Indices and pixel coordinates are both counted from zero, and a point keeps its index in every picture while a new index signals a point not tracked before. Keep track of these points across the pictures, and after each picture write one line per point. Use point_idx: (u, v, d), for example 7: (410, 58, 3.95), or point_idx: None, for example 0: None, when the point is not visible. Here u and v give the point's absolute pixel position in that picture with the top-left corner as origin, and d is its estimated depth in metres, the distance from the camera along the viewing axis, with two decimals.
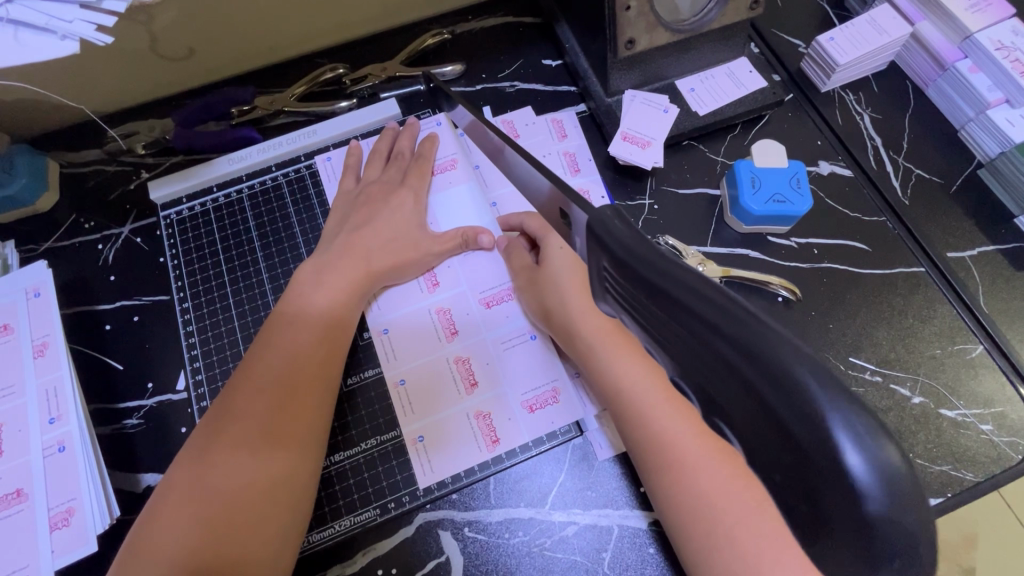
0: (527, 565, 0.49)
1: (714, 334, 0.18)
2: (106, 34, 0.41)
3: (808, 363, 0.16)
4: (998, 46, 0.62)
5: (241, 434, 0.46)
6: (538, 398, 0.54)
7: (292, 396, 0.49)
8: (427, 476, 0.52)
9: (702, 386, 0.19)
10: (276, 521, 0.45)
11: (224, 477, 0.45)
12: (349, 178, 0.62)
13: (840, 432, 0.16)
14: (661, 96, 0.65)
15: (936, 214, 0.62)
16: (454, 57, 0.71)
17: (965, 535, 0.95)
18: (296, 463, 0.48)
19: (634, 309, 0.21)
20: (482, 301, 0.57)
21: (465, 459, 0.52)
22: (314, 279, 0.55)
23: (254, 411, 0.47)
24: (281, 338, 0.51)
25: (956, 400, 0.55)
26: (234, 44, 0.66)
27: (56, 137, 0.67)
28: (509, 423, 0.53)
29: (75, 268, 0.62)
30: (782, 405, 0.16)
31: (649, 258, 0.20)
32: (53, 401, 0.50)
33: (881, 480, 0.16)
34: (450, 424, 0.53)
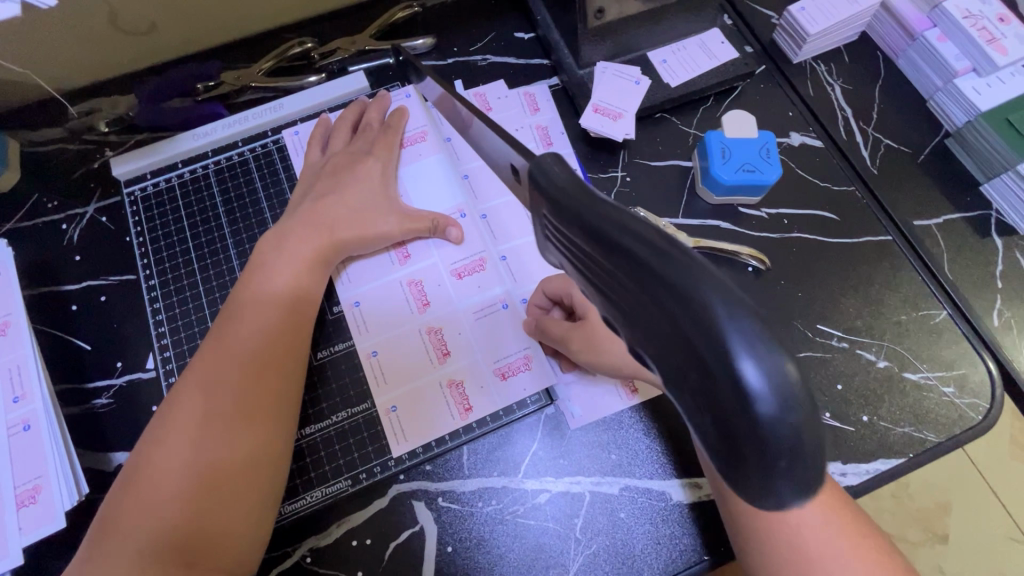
0: (500, 532, 0.50)
1: (639, 266, 0.19)
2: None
3: (720, 289, 0.18)
4: (965, 15, 0.63)
5: (213, 403, 0.46)
6: (510, 364, 0.54)
7: (264, 365, 0.49)
8: (401, 445, 0.52)
9: (632, 317, 0.21)
10: (247, 491, 0.45)
11: (196, 453, 0.45)
12: (317, 152, 0.62)
13: (736, 345, 0.18)
14: (632, 67, 0.64)
15: (904, 183, 0.63)
16: (424, 30, 0.70)
17: (938, 503, 1.01)
18: (269, 436, 0.48)
19: (574, 252, 0.22)
20: (454, 272, 0.57)
21: (440, 426, 0.52)
22: (280, 252, 0.54)
23: (223, 385, 0.47)
24: (252, 309, 0.51)
25: (920, 364, 0.56)
26: (195, 18, 0.64)
27: (13, 116, 0.65)
28: (482, 390, 0.53)
29: (38, 248, 0.60)
30: (691, 326, 0.18)
31: (581, 198, 0.21)
32: (17, 380, 0.50)
33: (764, 375, 0.18)
34: (424, 393, 0.53)
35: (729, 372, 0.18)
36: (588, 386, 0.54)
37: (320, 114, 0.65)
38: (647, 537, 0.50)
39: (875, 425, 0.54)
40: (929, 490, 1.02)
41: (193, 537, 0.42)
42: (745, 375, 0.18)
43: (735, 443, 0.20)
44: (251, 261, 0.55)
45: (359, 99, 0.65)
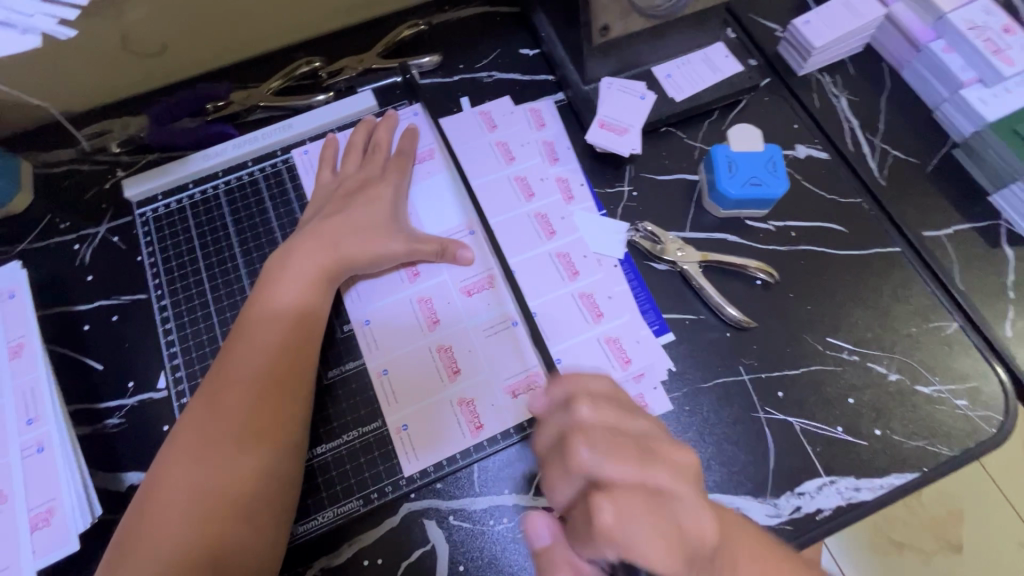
0: (512, 550, 0.50)
1: None
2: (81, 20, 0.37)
3: None
4: (970, 27, 0.63)
5: (224, 422, 0.47)
6: (521, 382, 0.54)
7: (273, 384, 0.49)
8: (413, 463, 0.52)
9: None
10: (256, 513, 0.45)
11: (210, 478, 0.45)
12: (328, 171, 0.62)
13: None
14: (637, 83, 0.65)
15: (912, 194, 0.63)
16: (430, 48, 0.71)
17: (950, 510, 1.07)
18: (279, 461, 0.48)
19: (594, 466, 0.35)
20: (464, 289, 0.57)
21: (450, 444, 0.52)
22: (287, 273, 0.54)
23: (233, 410, 0.48)
24: (260, 327, 0.52)
25: (932, 376, 0.56)
26: (205, 40, 0.66)
27: (27, 137, 0.66)
28: (492, 408, 0.53)
29: (52, 268, 0.61)
30: None
31: None
32: (30, 402, 0.49)
33: None
34: (436, 411, 0.53)
35: None
36: None
37: (328, 133, 0.65)
38: None
39: (888, 438, 0.54)
40: (940, 497, 1.08)
41: (204, 559, 0.43)
42: None
43: None
44: (260, 280, 0.55)
45: (367, 118, 0.65)
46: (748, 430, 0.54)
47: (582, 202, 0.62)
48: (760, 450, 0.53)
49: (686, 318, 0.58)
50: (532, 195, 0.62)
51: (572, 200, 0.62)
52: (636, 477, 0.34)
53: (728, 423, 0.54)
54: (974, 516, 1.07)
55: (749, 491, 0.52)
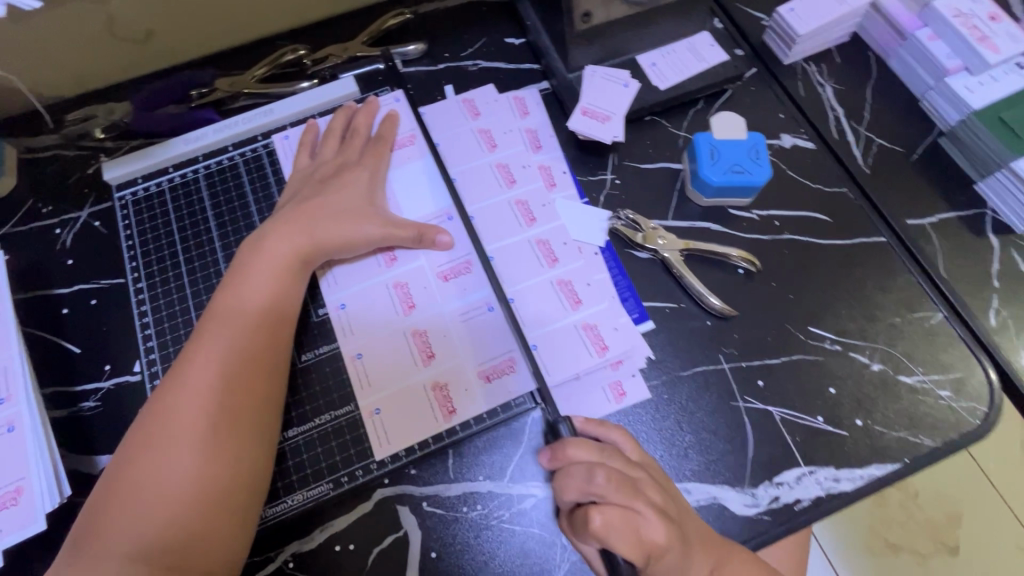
0: (485, 537, 0.50)
1: None
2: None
3: None
4: (955, 14, 0.62)
5: (194, 413, 0.47)
6: (495, 367, 0.54)
7: (244, 374, 0.49)
8: (384, 447, 0.52)
9: None
10: (227, 504, 0.45)
11: (173, 478, 0.45)
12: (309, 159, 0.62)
13: None
14: (621, 71, 0.65)
15: (898, 184, 0.62)
16: (415, 36, 0.70)
17: (948, 513, 1.06)
18: (245, 459, 0.47)
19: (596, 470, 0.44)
20: (440, 274, 0.57)
21: (422, 430, 0.52)
22: (258, 264, 0.53)
23: (198, 408, 0.47)
24: (229, 318, 0.51)
25: (915, 366, 0.55)
26: (190, 27, 0.66)
27: (11, 122, 0.66)
28: (466, 394, 0.53)
29: (32, 252, 0.61)
30: None
31: None
32: (3, 382, 0.49)
33: None
34: (409, 396, 0.53)
35: None
36: (577, 387, 0.54)
37: (309, 119, 0.65)
38: None
39: (869, 429, 0.53)
40: (939, 500, 1.06)
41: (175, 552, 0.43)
42: None
43: None
44: (231, 270, 0.54)
45: (349, 104, 0.65)
46: (727, 420, 0.53)
47: (564, 190, 0.62)
48: (738, 440, 0.53)
49: (666, 306, 0.58)
50: (513, 182, 0.62)
51: (554, 187, 0.62)
52: (628, 502, 0.42)
53: (706, 411, 0.54)
54: (971, 516, 1.05)
55: (727, 481, 0.51)
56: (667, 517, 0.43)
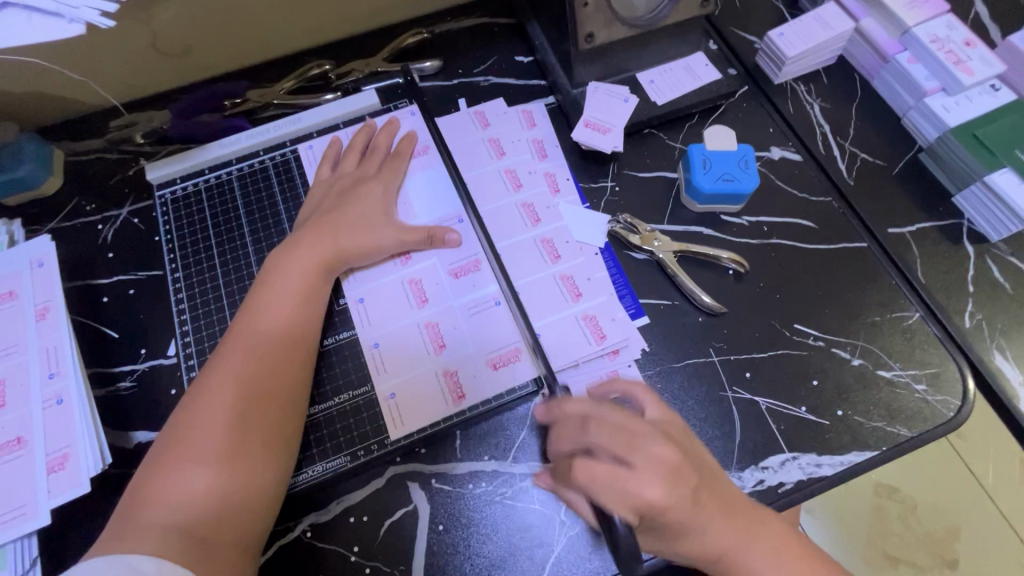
0: (488, 511, 0.54)
1: None
2: (114, 14, 0.43)
3: None
4: (932, 40, 0.67)
5: (220, 428, 0.49)
6: (502, 356, 0.58)
7: (270, 381, 0.52)
8: (397, 428, 0.55)
9: None
10: (254, 494, 0.48)
11: (197, 491, 0.47)
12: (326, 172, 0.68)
13: None
14: (622, 87, 0.70)
15: (879, 194, 0.67)
16: (432, 54, 0.76)
17: (948, 527, 1.08)
18: (265, 473, 0.49)
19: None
20: (451, 271, 0.62)
21: (435, 413, 0.56)
22: (283, 283, 0.57)
23: (223, 422, 0.49)
24: (258, 323, 0.55)
25: (893, 362, 0.59)
26: (226, 42, 0.72)
27: (59, 127, 0.72)
28: (475, 380, 0.57)
29: (77, 246, 0.67)
30: None
31: None
32: (53, 359, 0.54)
33: None
34: (422, 380, 0.57)
35: None
36: (578, 375, 0.58)
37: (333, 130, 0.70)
38: None
39: (850, 419, 0.57)
40: (937, 513, 1.09)
41: (200, 534, 0.45)
42: None
43: None
44: (256, 289, 0.57)
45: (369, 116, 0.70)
46: (717, 409, 0.57)
47: (568, 195, 0.67)
48: (726, 427, 0.56)
49: (659, 303, 0.62)
50: (520, 187, 0.67)
51: (558, 192, 0.67)
52: (620, 454, 0.43)
53: (697, 400, 0.58)
54: (968, 527, 1.08)
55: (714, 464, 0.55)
56: (671, 475, 0.42)
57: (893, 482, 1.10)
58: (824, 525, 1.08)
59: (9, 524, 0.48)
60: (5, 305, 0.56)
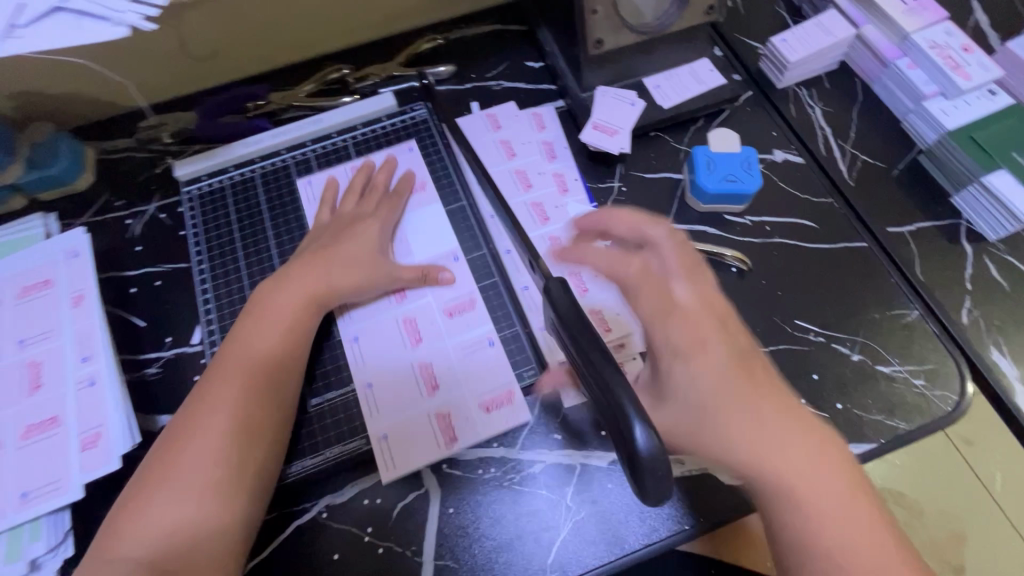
0: (496, 495, 0.56)
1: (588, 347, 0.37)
2: (156, 17, 0.46)
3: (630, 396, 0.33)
4: (932, 45, 0.69)
5: (203, 455, 0.50)
6: (494, 399, 0.58)
7: (255, 409, 0.52)
8: (390, 471, 0.56)
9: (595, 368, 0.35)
10: (231, 523, 0.48)
11: (176, 518, 0.47)
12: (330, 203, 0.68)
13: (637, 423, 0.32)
14: (629, 91, 0.73)
15: (880, 195, 0.69)
16: (446, 59, 0.79)
17: None
18: (243, 503, 0.50)
19: (561, 342, 0.41)
20: (446, 311, 0.62)
21: (427, 456, 0.56)
22: (275, 310, 0.58)
23: (207, 449, 0.50)
24: (246, 351, 0.55)
25: (892, 357, 0.61)
26: (250, 47, 0.75)
27: (91, 127, 0.76)
28: (467, 423, 0.57)
29: (106, 239, 0.70)
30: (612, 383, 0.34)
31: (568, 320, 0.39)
32: (86, 343, 0.57)
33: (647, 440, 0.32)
34: (414, 425, 0.57)
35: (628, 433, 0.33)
36: None
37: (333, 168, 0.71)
38: (631, 509, 0.55)
39: (849, 412, 0.58)
40: None
41: (173, 565, 0.45)
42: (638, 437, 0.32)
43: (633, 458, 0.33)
44: (248, 314, 0.58)
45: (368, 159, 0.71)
46: None
47: (576, 195, 0.69)
48: None
49: None
50: (530, 186, 0.69)
51: (566, 192, 0.69)
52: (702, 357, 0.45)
53: None
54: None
55: None
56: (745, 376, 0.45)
57: None
58: None
59: (46, 497, 0.51)
60: (42, 292, 0.59)
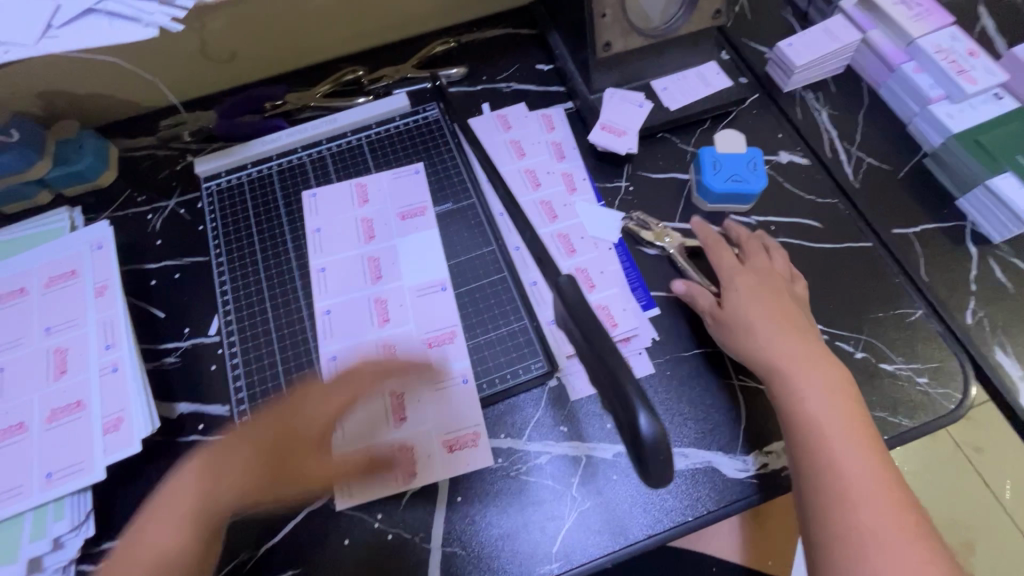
0: (504, 486, 0.57)
1: (596, 339, 0.36)
2: (182, 19, 0.48)
3: (635, 385, 0.34)
4: (937, 50, 0.70)
5: (154, 553, 0.46)
6: (458, 438, 0.58)
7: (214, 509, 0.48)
8: (344, 499, 0.56)
9: (604, 356, 0.35)
10: None
11: None
12: (338, 231, 0.68)
13: (642, 413, 0.33)
14: (637, 93, 0.74)
15: (885, 197, 0.70)
16: (458, 62, 0.81)
17: (963, 542, 1.08)
18: None
19: (572, 339, 0.39)
20: (425, 341, 0.62)
21: (383, 488, 0.56)
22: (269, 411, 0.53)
23: (157, 546, 0.46)
24: (228, 447, 0.50)
25: (895, 356, 0.61)
26: (268, 49, 0.78)
27: (115, 126, 0.79)
28: (427, 461, 0.57)
29: (128, 233, 0.72)
30: (621, 375, 0.34)
31: (576, 302, 0.38)
32: (109, 331, 0.59)
33: (651, 426, 0.33)
34: (377, 453, 0.57)
35: (634, 422, 0.33)
36: None
37: (323, 195, 0.71)
38: (636, 500, 0.56)
39: None
40: (953, 528, 1.09)
41: None
42: (643, 424, 0.33)
43: (640, 445, 0.34)
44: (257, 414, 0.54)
45: (355, 191, 0.71)
46: (726, 397, 0.60)
47: (584, 194, 0.71)
48: (735, 417, 0.59)
49: (670, 295, 0.65)
50: (539, 185, 0.71)
51: (575, 191, 0.71)
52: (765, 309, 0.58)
53: (706, 388, 0.60)
54: (983, 543, 1.08)
55: (721, 447, 0.58)
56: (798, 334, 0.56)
57: None
58: None
59: (70, 479, 0.53)
60: (68, 282, 0.61)
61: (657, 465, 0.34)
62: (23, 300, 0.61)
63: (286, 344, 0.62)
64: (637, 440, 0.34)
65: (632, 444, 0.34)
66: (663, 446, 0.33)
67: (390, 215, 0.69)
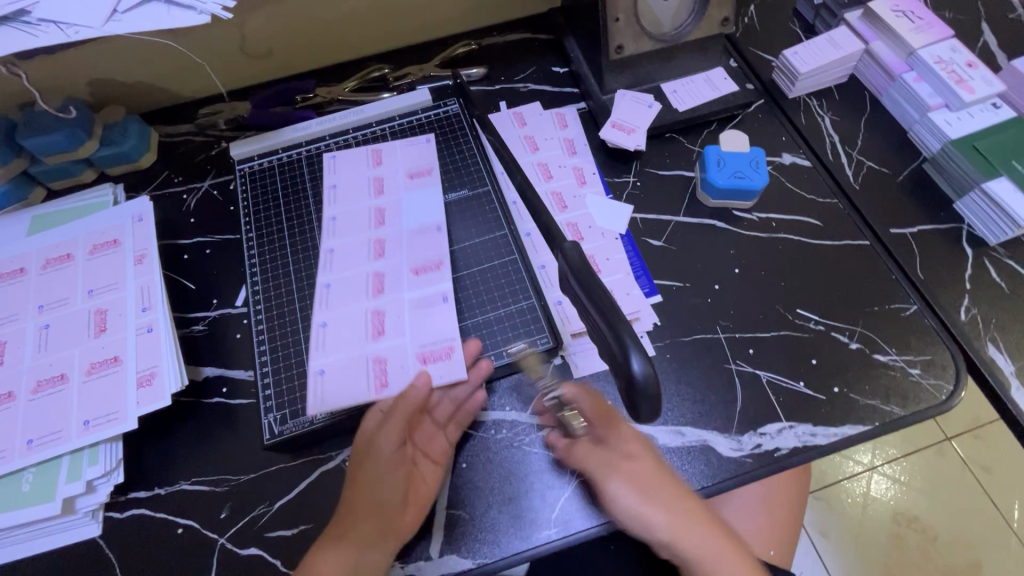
0: (508, 454, 0.60)
1: (598, 297, 0.39)
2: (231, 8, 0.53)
3: (631, 334, 0.37)
4: (937, 60, 0.73)
5: None
6: (433, 351, 0.62)
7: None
8: (317, 405, 0.59)
9: (604, 310, 0.38)
10: None
11: None
12: (352, 188, 0.74)
13: (635, 357, 0.36)
14: (647, 95, 0.78)
15: (884, 198, 0.72)
16: (479, 62, 0.86)
17: (968, 561, 1.07)
18: None
19: (574, 299, 0.42)
20: (413, 269, 0.67)
21: (356, 395, 0.59)
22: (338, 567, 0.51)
23: None
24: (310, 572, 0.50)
25: (890, 348, 0.63)
26: (302, 46, 0.83)
27: (157, 113, 0.84)
28: (400, 371, 0.61)
29: (165, 211, 0.77)
30: (620, 326, 0.37)
31: (579, 265, 0.41)
32: (145, 295, 0.63)
33: (643, 368, 0.36)
34: (357, 363, 0.61)
35: (630, 365, 0.37)
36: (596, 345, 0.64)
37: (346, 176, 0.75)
38: None
39: (845, 396, 0.61)
40: (957, 546, 1.08)
41: None
42: (637, 368, 0.36)
43: (633, 387, 0.37)
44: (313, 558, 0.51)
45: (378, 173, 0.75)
46: (722, 379, 0.62)
47: (593, 187, 0.74)
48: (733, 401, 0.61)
49: (673, 284, 0.68)
50: (550, 176, 0.75)
51: (584, 184, 0.74)
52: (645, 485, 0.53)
53: (700, 367, 0.63)
54: (991, 566, 1.07)
55: (717, 427, 0.60)
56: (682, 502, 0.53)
57: (913, 512, 1.11)
58: (838, 552, 1.09)
59: (104, 427, 0.57)
60: (110, 250, 0.66)
61: (648, 405, 0.37)
62: (69, 265, 0.66)
63: (307, 314, 0.66)
64: (632, 382, 0.37)
65: (629, 389, 0.38)
66: (652, 388, 0.37)
67: (400, 174, 0.74)
